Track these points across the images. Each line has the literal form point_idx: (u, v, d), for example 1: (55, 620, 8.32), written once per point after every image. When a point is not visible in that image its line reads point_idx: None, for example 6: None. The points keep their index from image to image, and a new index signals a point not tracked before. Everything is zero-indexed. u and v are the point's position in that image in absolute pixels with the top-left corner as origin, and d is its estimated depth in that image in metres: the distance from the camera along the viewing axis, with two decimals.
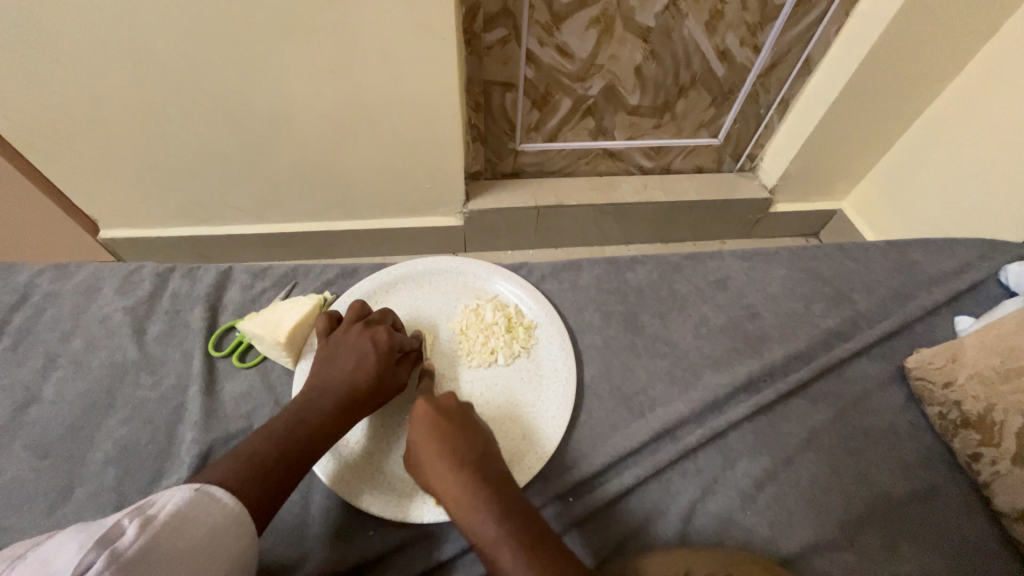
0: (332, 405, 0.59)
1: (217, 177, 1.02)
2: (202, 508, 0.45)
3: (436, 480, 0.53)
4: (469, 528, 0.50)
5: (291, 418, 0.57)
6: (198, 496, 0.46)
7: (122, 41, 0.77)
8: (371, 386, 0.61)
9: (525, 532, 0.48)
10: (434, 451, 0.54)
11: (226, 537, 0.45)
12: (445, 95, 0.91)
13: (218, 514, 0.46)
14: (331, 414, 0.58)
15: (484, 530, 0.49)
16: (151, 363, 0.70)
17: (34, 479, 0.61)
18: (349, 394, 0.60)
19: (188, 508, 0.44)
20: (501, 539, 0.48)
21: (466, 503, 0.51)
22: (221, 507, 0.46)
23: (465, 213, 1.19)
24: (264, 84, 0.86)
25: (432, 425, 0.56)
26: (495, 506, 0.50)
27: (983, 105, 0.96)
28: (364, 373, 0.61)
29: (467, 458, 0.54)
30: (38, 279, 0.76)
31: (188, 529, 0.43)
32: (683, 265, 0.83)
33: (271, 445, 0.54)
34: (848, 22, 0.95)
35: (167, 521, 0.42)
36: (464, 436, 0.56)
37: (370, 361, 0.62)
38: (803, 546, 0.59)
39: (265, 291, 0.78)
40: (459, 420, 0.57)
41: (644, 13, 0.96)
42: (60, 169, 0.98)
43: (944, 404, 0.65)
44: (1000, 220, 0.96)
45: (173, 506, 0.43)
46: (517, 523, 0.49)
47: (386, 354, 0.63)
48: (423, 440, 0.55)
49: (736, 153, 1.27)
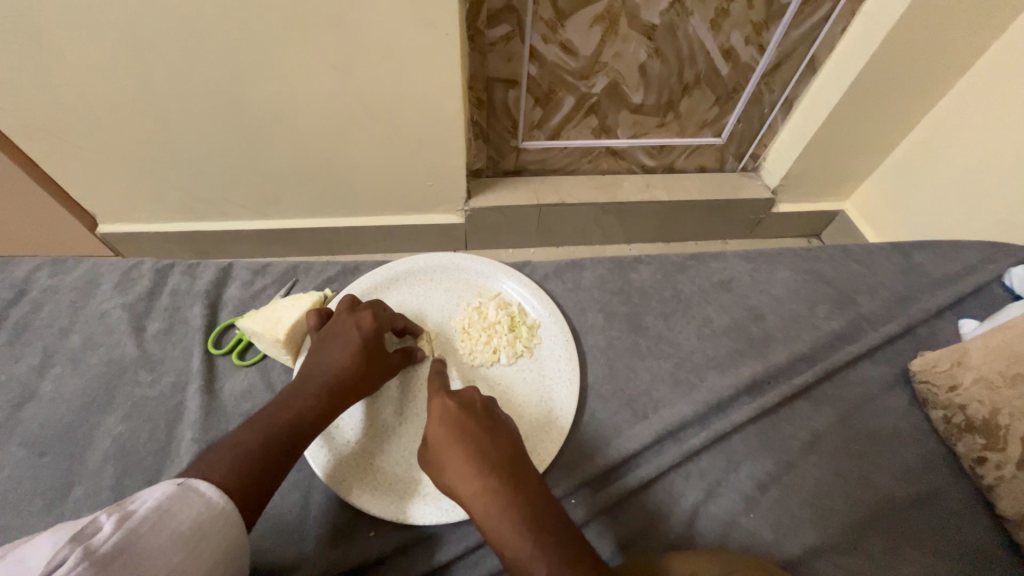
0: (317, 390, 0.58)
1: (217, 172, 1.02)
2: (184, 503, 0.44)
3: (459, 484, 0.52)
4: (497, 536, 0.49)
5: (277, 403, 0.57)
6: (180, 491, 0.45)
7: (120, 33, 0.76)
8: (356, 372, 0.61)
9: (556, 543, 0.48)
10: (461, 453, 0.53)
11: (210, 531, 0.44)
12: (448, 92, 0.90)
13: (202, 509, 0.45)
14: (315, 399, 0.58)
15: (515, 541, 0.48)
16: (151, 360, 0.69)
17: (32, 477, 0.60)
18: (334, 379, 0.60)
19: (169, 503, 0.44)
20: (532, 549, 0.47)
21: (494, 510, 0.50)
22: (204, 502, 0.46)
23: (466, 210, 1.18)
24: (265, 79, 0.85)
25: (458, 425, 0.54)
26: (526, 514, 0.49)
27: (988, 107, 0.95)
28: (349, 358, 0.61)
29: (494, 462, 0.52)
30: (36, 275, 0.75)
31: (169, 523, 0.42)
32: (687, 266, 0.83)
33: (263, 437, 0.53)
34: (854, 22, 0.94)
35: (146, 516, 0.42)
36: (490, 438, 0.54)
37: (355, 346, 0.62)
38: (805, 549, 0.59)
39: (266, 288, 0.78)
40: (485, 421, 0.56)
41: (649, 11, 0.96)
42: (58, 163, 0.97)
43: (948, 408, 0.65)
44: (1005, 223, 0.96)
45: (153, 501, 0.43)
46: (548, 534, 0.48)
47: (371, 340, 0.63)
48: (448, 440, 0.54)
49: (739, 153, 1.26)
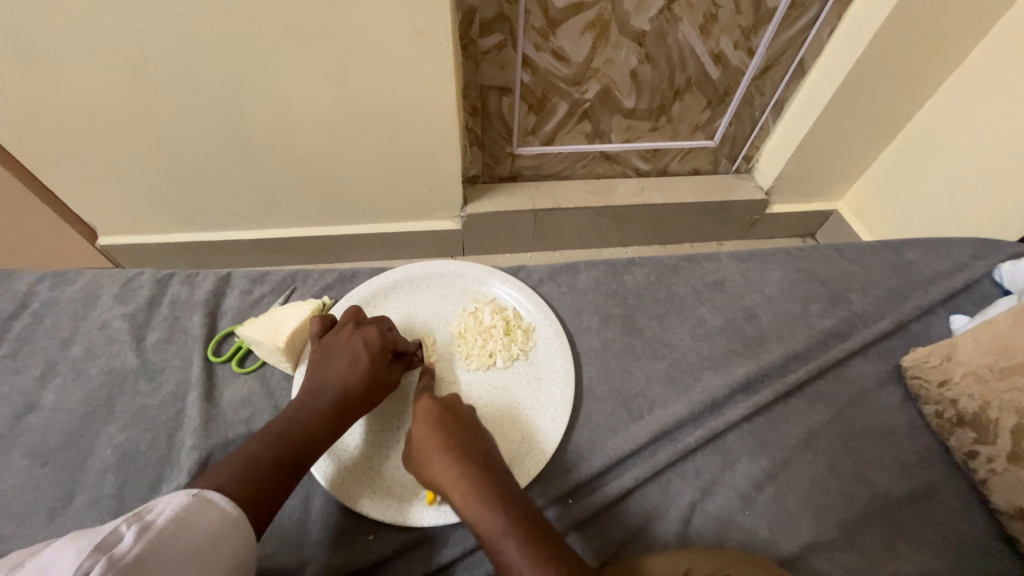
0: (327, 407, 0.59)
1: (215, 183, 1.03)
2: (200, 513, 0.45)
3: (437, 474, 0.53)
4: (472, 521, 0.50)
5: (285, 420, 0.58)
6: (195, 502, 0.46)
7: (121, 48, 0.78)
8: (363, 388, 0.61)
9: (531, 528, 0.49)
10: (439, 445, 0.55)
11: (224, 541, 0.45)
12: (442, 101, 0.91)
13: (216, 519, 0.46)
14: (324, 416, 0.59)
15: (489, 525, 0.49)
16: (151, 369, 0.70)
17: (36, 487, 0.61)
18: (342, 396, 0.60)
19: (185, 514, 0.44)
20: (506, 532, 0.48)
21: (471, 496, 0.51)
22: (219, 512, 0.46)
23: (463, 217, 1.19)
24: (262, 91, 0.87)
25: (440, 421, 0.56)
26: (500, 500, 0.51)
27: (976, 105, 0.96)
28: (357, 375, 0.61)
29: (471, 453, 0.54)
30: (38, 286, 0.76)
31: (186, 534, 0.43)
32: (680, 267, 0.84)
33: (270, 448, 0.54)
34: (840, 25, 0.96)
35: (165, 526, 0.42)
36: (468, 433, 0.56)
37: (362, 359, 0.62)
38: (802, 546, 0.60)
39: (264, 296, 0.78)
40: (465, 419, 0.58)
41: (639, 17, 0.97)
42: (58, 176, 0.98)
43: (940, 402, 0.66)
44: (996, 220, 0.97)
45: (171, 511, 0.44)
46: (522, 518, 0.50)
47: (378, 353, 0.63)
48: (428, 434, 0.56)
49: (732, 155, 1.28)
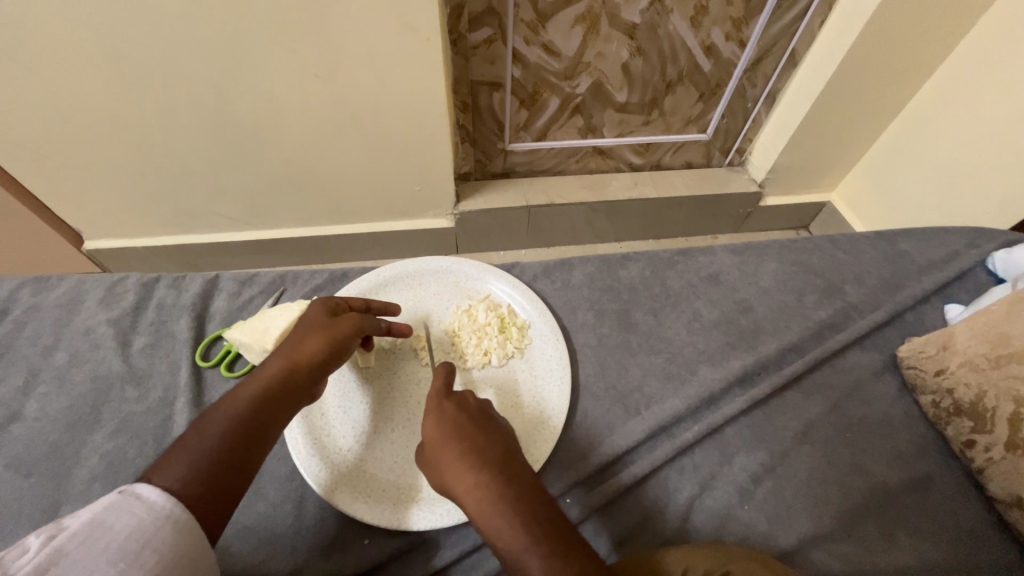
0: (267, 367, 0.56)
1: (205, 184, 1.01)
2: (122, 511, 0.42)
3: (451, 481, 0.50)
4: (489, 533, 0.47)
5: (238, 389, 0.54)
6: (119, 499, 0.43)
7: (102, 49, 0.76)
8: (304, 343, 0.58)
9: (551, 540, 0.45)
10: (453, 450, 0.51)
11: (155, 536, 0.42)
12: (431, 96, 0.90)
13: (144, 513, 0.42)
14: (262, 375, 0.55)
15: (507, 536, 0.46)
16: (137, 375, 0.69)
17: (18, 499, 0.59)
18: (287, 356, 0.57)
19: (106, 514, 0.41)
20: (528, 545, 0.45)
21: (489, 507, 0.47)
22: (147, 507, 0.43)
23: (455, 215, 1.18)
24: (247, 88, 0.85)
25: (454, 425, 0.53)
26: (520, 509, 0.47)
27: (969, 94, 0.96)
28: (297, 335, 0.59)
29: (487, 457, 0.51)
30: (20, 293, 0.75)
31: (103, 535, 0.40)
32: (675, 261, 0.83)
33: (221, 421, 0.51)
34: (831, 15, 0.95)
35: (77, 532, 0.40)
36: (484, 436, 0.53)
37: (303, 324, 0.61)
38: (801, 539, 0.59)
39: (253, 298, 0.77)
40: (479, 421, 0.54)
41: (630, 9, 0.96)
42: (43, 182, 0.96)
43: (937, 392, 0.65)
44: (990, 209, 0.97)
45: (89, 515, 0.41)
46: (540, 527, 0.46)
47: (320, 313, 0.62)
48: (440, 439, 0.52)
49: (724, 147, 1.27)
